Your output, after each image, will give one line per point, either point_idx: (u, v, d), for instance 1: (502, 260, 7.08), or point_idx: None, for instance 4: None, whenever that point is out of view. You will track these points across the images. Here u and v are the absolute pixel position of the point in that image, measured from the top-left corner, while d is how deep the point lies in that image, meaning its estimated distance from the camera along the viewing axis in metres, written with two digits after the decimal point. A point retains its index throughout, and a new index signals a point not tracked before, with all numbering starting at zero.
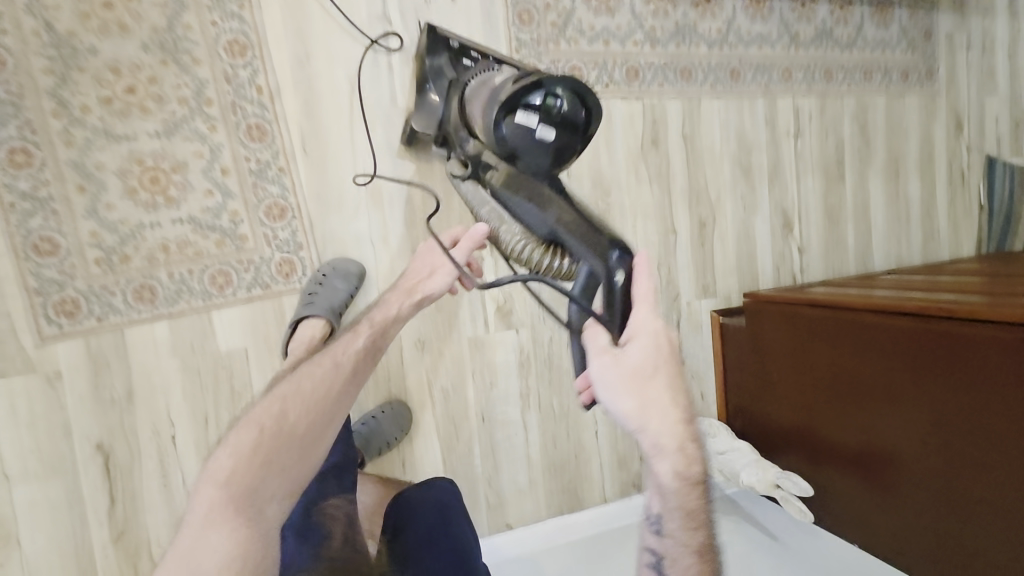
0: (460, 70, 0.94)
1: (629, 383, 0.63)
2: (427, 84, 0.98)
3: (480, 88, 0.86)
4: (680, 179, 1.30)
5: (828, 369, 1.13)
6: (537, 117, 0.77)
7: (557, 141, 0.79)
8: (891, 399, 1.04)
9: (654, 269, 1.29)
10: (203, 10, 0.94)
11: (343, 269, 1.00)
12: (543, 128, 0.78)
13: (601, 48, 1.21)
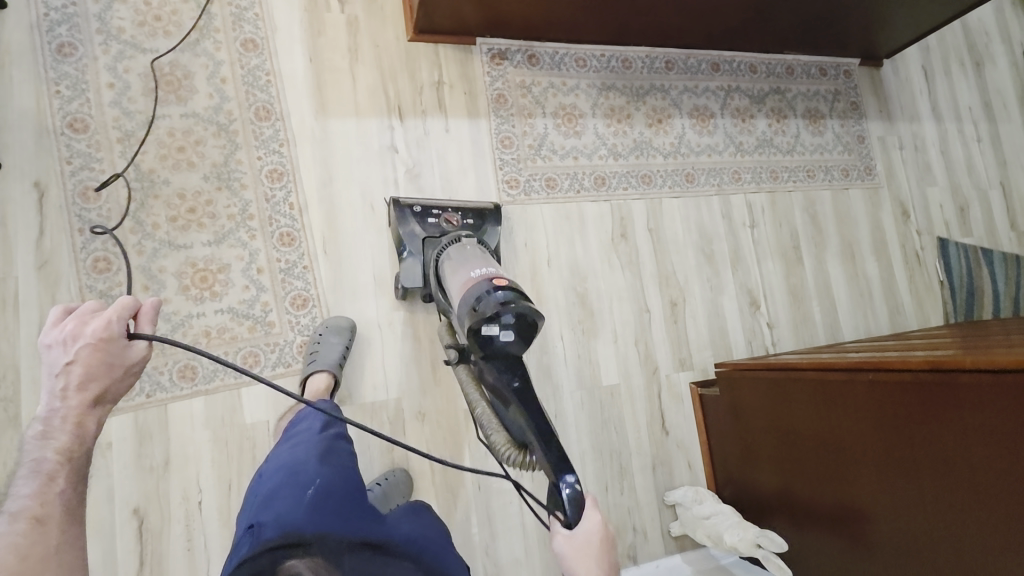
0: (429, 227, 1.21)
1: (575, 554, 0.88)
2: (403, 249, 1.20)
3: (454, 279, 1.06)
4: (650, 266, 1.49)
5: (794, 427, 1.19)
6: (497, 326, 0.93)
7: (520, 338, 0.95)
8: (858, 454, 1.07)
9: (632, 345, 1.44)
10: (251, 148, 1.21)
11: (334, 325, 1.18)
12: (504, 333, 0.94)
13: (571, 162, 1.46)
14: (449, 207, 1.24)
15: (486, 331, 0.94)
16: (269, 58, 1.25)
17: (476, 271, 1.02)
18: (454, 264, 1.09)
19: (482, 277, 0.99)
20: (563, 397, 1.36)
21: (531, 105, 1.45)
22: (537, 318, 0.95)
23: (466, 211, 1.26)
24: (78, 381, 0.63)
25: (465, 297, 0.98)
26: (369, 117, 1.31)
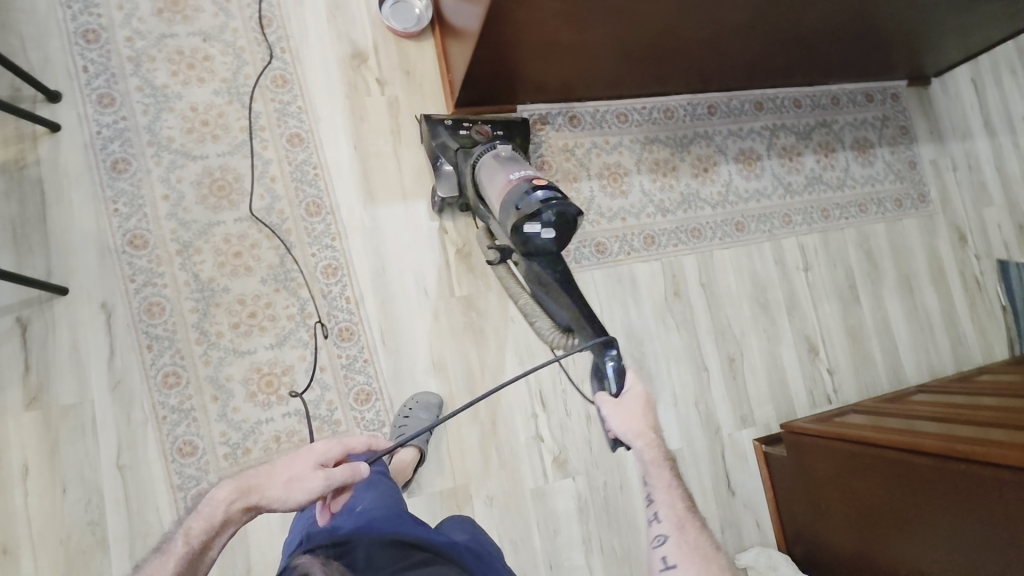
0: (461, 138, 1.21)
1: (624, 416, 0.88)
2: (439, 160, 1.22)
3: (494, 182, 1.10)
4: (705, 322, 1.46)
5: (869, 498, 1.17)
6: (537, 223, 0.98)
7: (561, 229, 1.00)
8: (939, 535, 1.05)
9: (693, 405, 1.42)
10: (305, 245, 1.21)
11: (425, 401, 1.20)
12: (545, 229, 0.99)
13: (619, 223, 1.44)
14: (480, 121, 1.24)
15: (529, 228, 0.98)
16: (315, 151, 1.25)
17: (514, 174, 1.06)
18: (487, 170, 1.13)
19: (522, 178, 1.04)
20: (628, 466, 1.34)
21: (575, 168, 1.42)
22: (576, 212, 1.00)
23: (496, 123, 1.25)
24: (258, 471, 0.71)
25: (505, 197, 1.02)
26: (416, 198, 1.29)
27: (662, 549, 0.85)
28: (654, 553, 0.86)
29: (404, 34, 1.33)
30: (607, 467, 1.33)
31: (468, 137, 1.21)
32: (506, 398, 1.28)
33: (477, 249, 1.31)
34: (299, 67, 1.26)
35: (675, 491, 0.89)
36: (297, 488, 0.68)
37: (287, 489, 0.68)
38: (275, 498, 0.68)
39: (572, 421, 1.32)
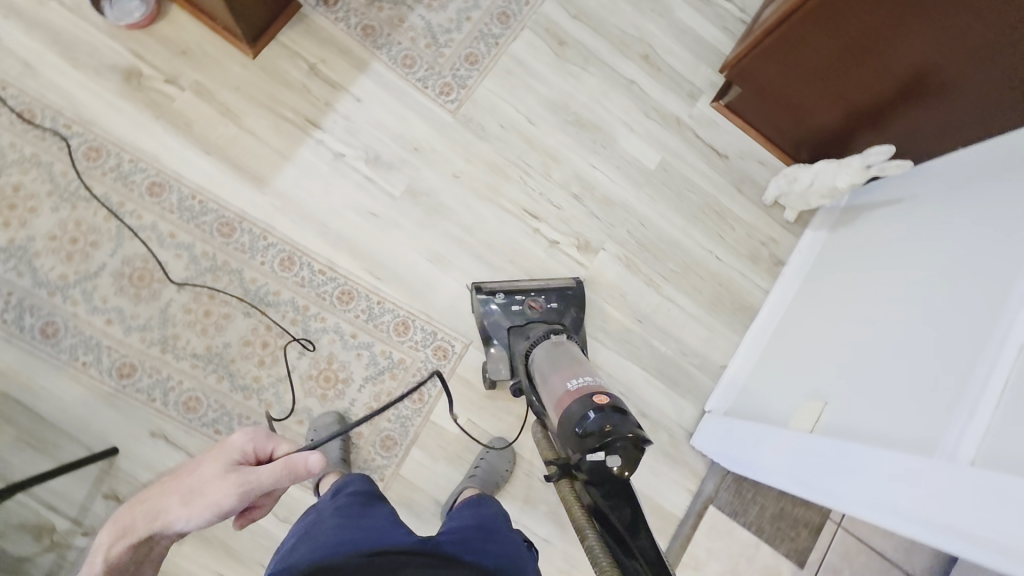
0: (514, 313, 1.20)
1: None
2: (492, 338, 1.19)
3: (551, 391, 0.94)
4: (603, 47, 1.43)
5: (818, 54, 1.22)
6: (600, 452, 0.79)
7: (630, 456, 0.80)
8: (904, 17, 1.05)
9: (646, 118, 1.44)
10: (250, 261, 1.19)
11: (320, 423, 1.16)
12: (610, 458, 0.79)
13: (469, 25, 1.36)
14: (533, 292, 1.22)
15: (592, 458, 0.79)
16: (180, 183, 1.18)
17: (571, 382, 0.91)
18: (549, 361, 1.03)
19: (584, 392, 0.87)
20: (636, 207, 1.40)
21: (393, 12, 1.33)
22: (648, 442, 0.80)
23: (551, 294, 1.24)
24: (160, 494, 0.66)
25: (565, 417, 0.85)
26: (296, 150, 1.25)
27: None
28: None
29: (147, 21, 1.20)
30: (620, 220, 1.39)
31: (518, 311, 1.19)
32: (504, 237, 1.32)
33: (381, 147, 1.29)
34: (95, 128, 1.16)
35: None
36: (203, 500, 0.64)
37: (188, 501, 0.64)
38: (178, 516, 0.63)
39: (568, 210, 1.36)
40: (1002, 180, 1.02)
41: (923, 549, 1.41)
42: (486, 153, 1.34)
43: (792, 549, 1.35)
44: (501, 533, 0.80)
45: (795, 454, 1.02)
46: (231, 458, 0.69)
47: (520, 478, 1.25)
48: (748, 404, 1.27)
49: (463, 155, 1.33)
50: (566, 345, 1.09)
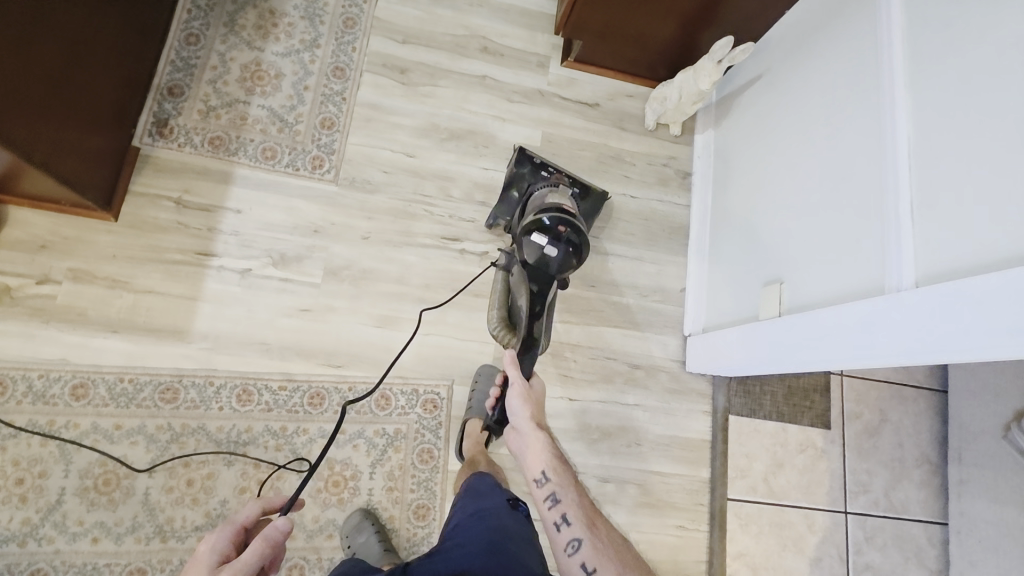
0: (541, 178, 1.30)
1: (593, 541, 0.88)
2: (512, 191, 1.31)
3: (533, 201, 1.21)
4: (443, 57, 1.44)
5: None
6: (545, 242, 1.10)
7: (564, 250, 1.10)
8: None
9: (512, 104, 1.45)
10: (207, 412, 1.14)
11: (351, 526, 1.14)
12: (548, 246, 1.10)
13: (310, 93, 1.34)
14: (563, 171, 1.30)
15: (537, 240, 1.10)
16: (101, 373, 1.12)
17: (552, 199, 1.19)
18: (554, 184, 1.26)
19: (553, 201, 1.17)
20: None
21: (231, 113, 1.29)
22: (582, 244, 1.11)
23: (575, 182, 1.30)
24: None
25: (538, 207, 1.16)
26: (200, 287, 1.20)
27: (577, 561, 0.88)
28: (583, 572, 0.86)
29: None
30: None
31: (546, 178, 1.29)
32: (437, 270, 1.32)
33: (281, 244, 1.26)
34: None
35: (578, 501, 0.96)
36: None
37: None
38: None
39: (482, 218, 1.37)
40: (832, 26, 1.10)
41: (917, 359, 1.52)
42: (383, 203, 1.32)
43: (814, 416, 1.43)
44: (489, 509, 0.94)
45: (775, 340, 1.07)
46: (207, 566, 0.61)
47: None
48: (716, 311, 1.32)
49: (363, 216, 1.31)
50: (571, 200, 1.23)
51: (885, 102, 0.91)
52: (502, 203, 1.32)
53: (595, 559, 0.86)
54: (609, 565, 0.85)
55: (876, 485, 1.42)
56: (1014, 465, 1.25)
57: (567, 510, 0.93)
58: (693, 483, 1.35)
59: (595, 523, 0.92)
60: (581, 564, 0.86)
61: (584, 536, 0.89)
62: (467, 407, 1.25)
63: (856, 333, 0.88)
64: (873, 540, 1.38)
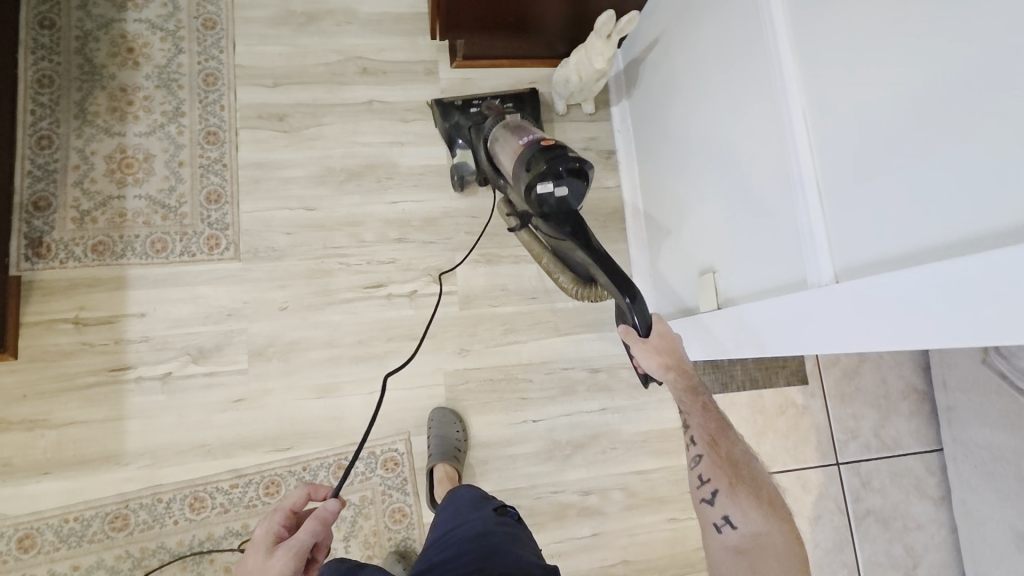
0: (474, 114, 1.28)
1: (736, 508, 0.77)
2: (459, 142, 1.25)
3: (506, 148, 1.06)
4: (322, 91, 1.31)
5: None
6: (551, 187, 0.93)
7: (574, 181, 0.94)
8: None
9: (407, 122, 1.33)
10: (163, 529, 1.11)
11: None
12: (557, 190, 0.94)
13: (187, 168, 1.24)
14: (489, 99, 1.29)
15: (544, 190, 0.93)
16: (44, 518, 1.08)
17: (520, 137, 1.02)
18: (500, 133, 1.10)
19: (528, 139, 1.00)
20: (458, 206, 1.32)
21: (108, 213, 1.20)
22: (584, 162, 0.94)
23: (506, 99, 1.32)
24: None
25: (517, 158, 0.99)
26: (124, 404, 1.14)
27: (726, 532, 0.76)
28: (729, 539, 0.76)
29: None
30: (452, 227, 1.31)
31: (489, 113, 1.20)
32: (367, 322, 1.25)
33: (197, 336, 1.19)
34: None
35: (738, 467, 0.80)
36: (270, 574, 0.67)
37: None
38: None
39: (402, 255, 1.28)
40: None
41: None
42: (293, 268, 1.24)
43: (789, 374, 1.37)
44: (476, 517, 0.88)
45: (717, 335, 1.01)
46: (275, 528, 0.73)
47: (536, 504, 1.24)
48: (666, 297, 1.24)
49: (276, 286, 1.23)
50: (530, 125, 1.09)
51: (797, 71, 0.80)
52: (460, 154, 1.25)
53: (712, 472, 0.81)
54: (723, 478, 0.80)
55: (865, 428, 1.37)
56: (998, 387, 1.19)
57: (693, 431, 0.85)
58: (677, 472, 1.30)
59: (718, 441, 0.83)
60: (697, 475, 0.82)
61: (707, 453, 0.82)
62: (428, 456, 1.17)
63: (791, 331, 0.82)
64: (870, 484, 1.34)
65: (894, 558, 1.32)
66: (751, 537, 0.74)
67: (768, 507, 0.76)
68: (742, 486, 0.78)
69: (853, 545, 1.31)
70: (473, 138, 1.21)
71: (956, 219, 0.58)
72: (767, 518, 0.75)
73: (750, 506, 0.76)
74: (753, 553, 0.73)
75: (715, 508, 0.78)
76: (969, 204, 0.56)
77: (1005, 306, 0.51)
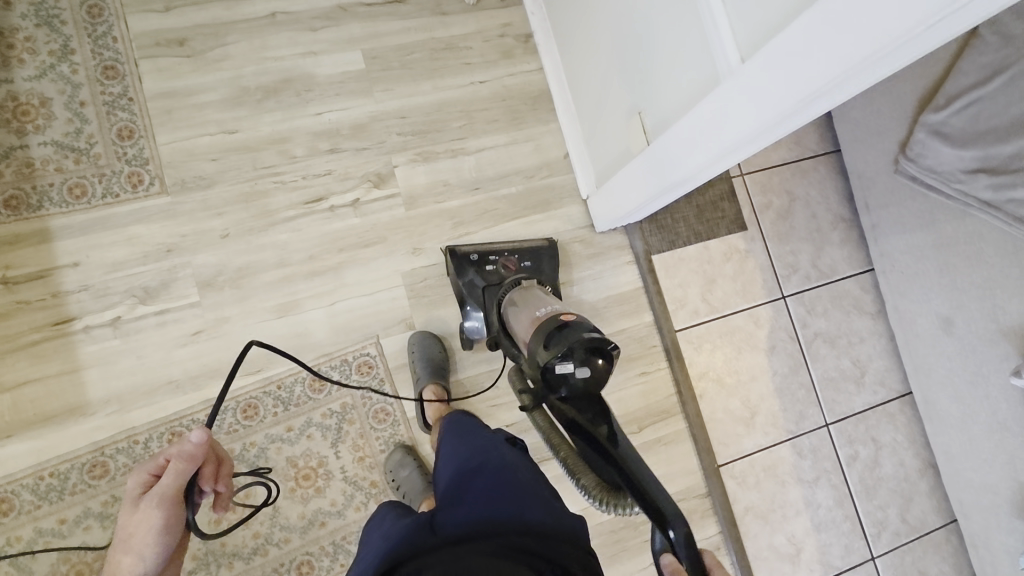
0: (488, 275, 1.21)
1: None
2: (470, 308, 1.20)
3: (526, 323, 1.01)
4: (219, 9, 1.25)
5: None
6: (570, 363, 0.83)
7: (598, 369, 0.83)
8: None
9: (316, 31, 1.29)
10: None
11: (394, 462, 1.19)
12: (578, 367, 0.83)
13: (90, 107, 1.17)
14: (505, 252, 1.25)
15: (562, 369, 0.83)
16: (18, 480, 1.05)
17: (541, 311, 0.98)
18: (520, 309, 1.07)
19: (552, 313, 0.95)
20: (386, 109, 1.30)
21: (13, 165, 1.13)
22: (612, 346, 0.84)
23: (523, 254, 1.26)
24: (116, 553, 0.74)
25: (536, 331, 0.93)
26: (77, 356, 1.10)
27: None
28: None
29: None
30: (383, 131, 1.30)
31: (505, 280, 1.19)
32: (314, 237, 1.23)
33: (139, 278, 1.15)
34: None
35: None
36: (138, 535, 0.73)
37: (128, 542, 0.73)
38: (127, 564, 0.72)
39: (337, 166, 1.26)
40: None
41: (808, 131, 1.53)
42: (227, 193, 1.21)
43: (729, 223, 1.45)
44: (481, 442, 0.92)
45: (655, 172, 1.05)
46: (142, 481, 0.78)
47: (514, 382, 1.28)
48: (603, 161, 1.28)
49: (212, 214, 1.19)
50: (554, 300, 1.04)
51: None
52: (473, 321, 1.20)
53: None
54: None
55: (803, 262, 1.47)
56: (911, 191, 1.30)
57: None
58: (641, 330, 1.37)
59: None
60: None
61: None
62: (416, 378, 1.19)
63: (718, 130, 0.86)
64: (814, 310, 1.46)
65: (843, 370, 1.45)
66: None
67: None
68: None
69: (806, 366, 1.43)
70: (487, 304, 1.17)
71: None
72: None
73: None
74: None
75: None
76: None
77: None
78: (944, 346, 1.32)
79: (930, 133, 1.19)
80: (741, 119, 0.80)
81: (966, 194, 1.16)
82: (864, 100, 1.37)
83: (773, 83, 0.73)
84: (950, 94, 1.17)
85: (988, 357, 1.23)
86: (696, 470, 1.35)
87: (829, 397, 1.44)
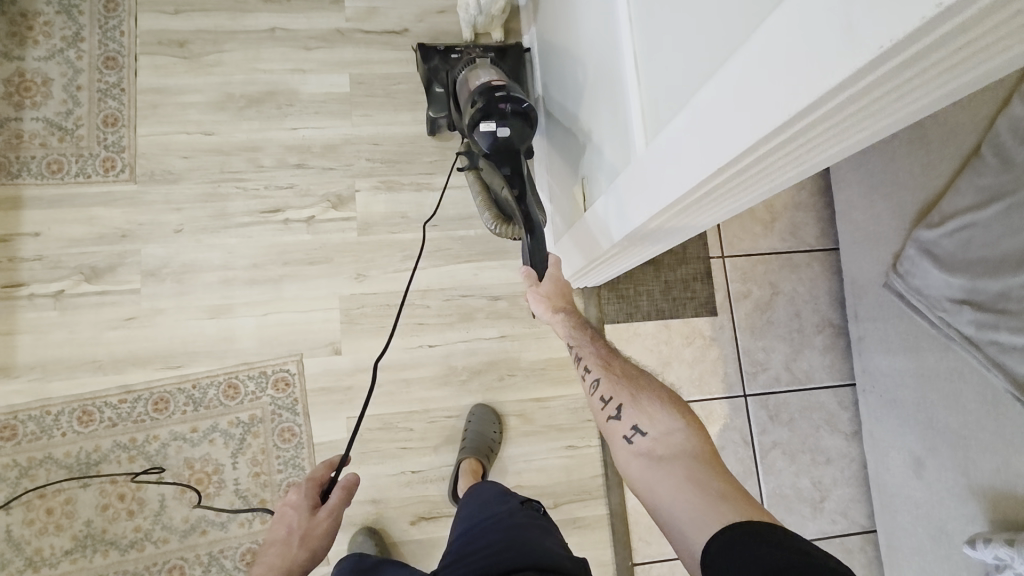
0: (457, 62, 1.21)
1: (657, 428, 0.69)
2: (434, 88, 1.20)
3: (467, 81, 1.10)
4: (223, 18, 1.30)
5: None
6: (494, 126, 0.98)
7: (517, 125, 0.99)
8: None
9: (310, 51, 1.32)
10: (51, 441, 1.13)
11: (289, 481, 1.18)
12: (501, 128, 0.99)
13: (85, 92, 1.25)
14: (473, 46, 1.22)
15: (485, 126, 0.98)
16: None
17: (480, 79, 1.06)
18: (467, 70, 1.13)
19: (484, 79, 1.05)
20: (360, 134, 1.31)
21: (5, 135, 1.21)
22: (527, 103, 0.99)
23: (491, 52, 1.24)
24: None
25: (469, 95, 1.04)
26: (16, 320, 1.16)
27: (630, 445, 0.70)
28: (629, 449, 0.70)
29: None
30: (353, 154, 1.30)
31: (466, 59, 1.19)
32: (262, 248, 1.25)
33: (91, 256, 1.20)
34: None
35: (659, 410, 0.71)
36: None
37: None
38: None
39: (300, 182, 1.28)
40: None
41: (808, 221, 1.42)
42: (188, 191, 1.24)
43: (698, 305, 1.35)
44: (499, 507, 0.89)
45: (604, 221, 0.90)
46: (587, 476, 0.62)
47: (430, 428, 1.24)
48: (562, 216, 1.24)
49: (171, 209, 1.23)
50: (496, 69, 1.11)
51: None
52: (434, 104, 1.22)
53: (610, 389, 0.76)
54: (625, 391, 0.74)
55: (775, 361, 1.35)
56: (898, 310, 1.17)
57: (586, 360, 0.81)
58: (578, 400, 1.29)
59: (612, 363, 0.79)
60: (598, 398, 0.76)
61: (601, 375, 0.78)
62: (461, 447, 1.19)
63: (652, 187, 0.71)
64: (778, 416, 1.33)
65: (799, 489, 1.31)
66: (661, 439, 0.68)
67: (670, 402, 0.71)
68: (644, 392, 0.74)
69: (756, 475, 1.30)
70: (448, 87, 1.18)
71: (700, 62, 0.57)
72: (683, 443, 0.67)
73: (686, 482, 0.62)
74: (671, 441, 0.68)
75: (621, 420, 0.72)
76: (707, 40, 0.55)
77: (724, 122, 0.50)
78: (912, 490, 1.17)
79: (920, 251, 1.07)
80: (642, 204, 0.75)
81: (949, 325, 1.03)
82: (864, 202, 1.25)
83: (661, 173, 0.67)
84: (946, 213, 1.04)
85: (954, 514, 1.07)
86: (607, 564, 1.24)
87: (777, 516, 1.29)
